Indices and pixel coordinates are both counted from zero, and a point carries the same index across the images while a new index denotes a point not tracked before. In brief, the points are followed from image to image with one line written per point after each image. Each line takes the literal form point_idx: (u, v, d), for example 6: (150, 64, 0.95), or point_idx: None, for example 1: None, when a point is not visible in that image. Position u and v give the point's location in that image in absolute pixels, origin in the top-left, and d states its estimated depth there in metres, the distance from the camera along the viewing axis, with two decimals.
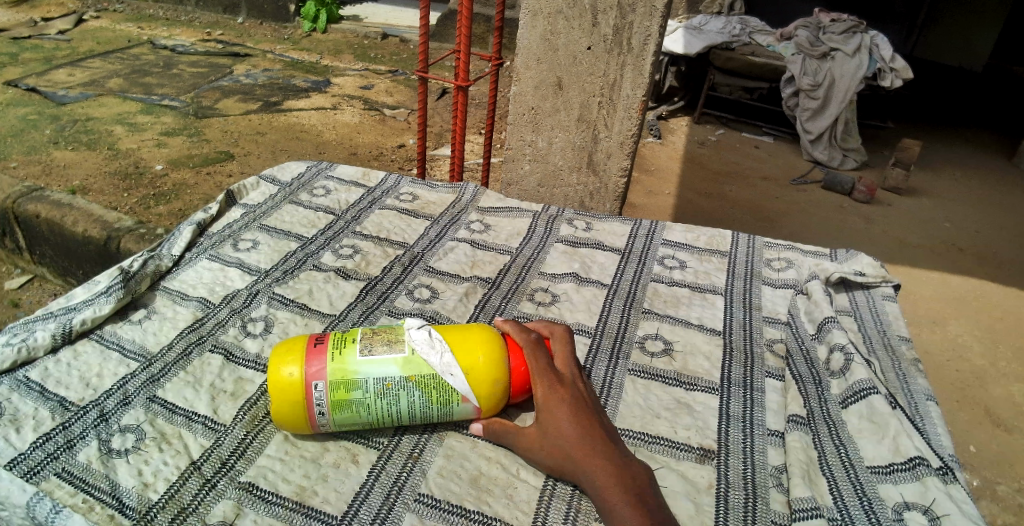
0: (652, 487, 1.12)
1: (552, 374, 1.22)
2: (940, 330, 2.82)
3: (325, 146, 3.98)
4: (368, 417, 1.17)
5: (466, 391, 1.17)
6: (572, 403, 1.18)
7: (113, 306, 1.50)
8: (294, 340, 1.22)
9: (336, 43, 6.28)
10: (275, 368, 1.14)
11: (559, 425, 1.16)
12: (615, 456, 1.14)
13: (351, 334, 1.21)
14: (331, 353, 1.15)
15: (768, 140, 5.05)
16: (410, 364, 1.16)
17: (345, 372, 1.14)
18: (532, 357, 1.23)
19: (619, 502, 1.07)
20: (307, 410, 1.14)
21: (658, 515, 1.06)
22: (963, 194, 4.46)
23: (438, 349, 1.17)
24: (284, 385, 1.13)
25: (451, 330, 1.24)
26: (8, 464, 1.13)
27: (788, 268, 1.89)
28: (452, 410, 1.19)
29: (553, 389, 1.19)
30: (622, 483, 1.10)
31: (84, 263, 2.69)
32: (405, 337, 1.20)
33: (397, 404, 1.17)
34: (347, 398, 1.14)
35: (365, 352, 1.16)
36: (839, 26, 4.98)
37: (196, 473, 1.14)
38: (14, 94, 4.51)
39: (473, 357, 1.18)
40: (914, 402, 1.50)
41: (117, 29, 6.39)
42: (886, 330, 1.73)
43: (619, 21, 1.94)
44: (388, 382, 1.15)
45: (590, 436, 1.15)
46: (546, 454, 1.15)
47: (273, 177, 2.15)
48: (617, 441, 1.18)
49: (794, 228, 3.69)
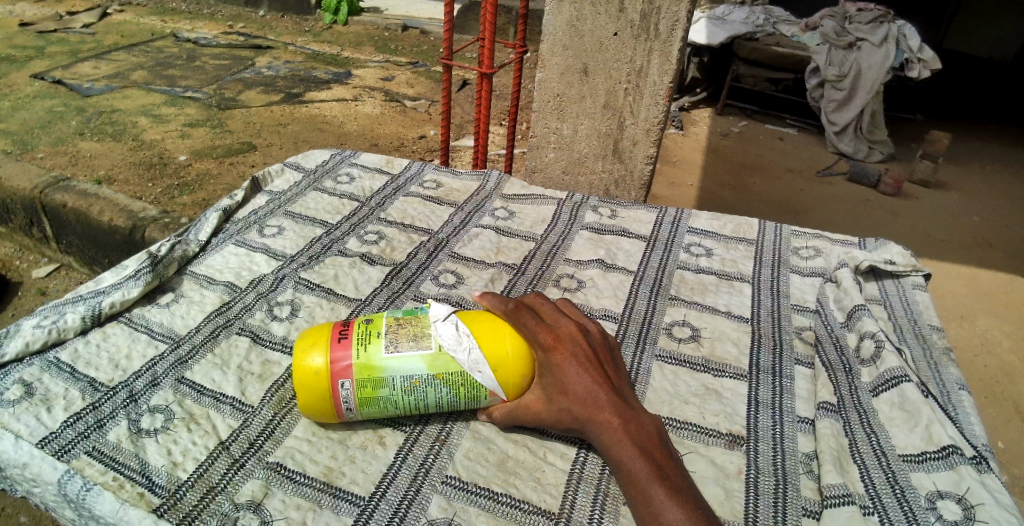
0: (660, 436, 1.12)
1: (542, 331, 1.17)
2: (969, 325, 2.76)
3: (346, 138, 3.99)
4: (395, 410, 1.17)
5: (495, 386, 1.15)
6: (570, 359, 1.16)
7: (141, 289, 1.51)
8: (318, 329, 1.20)
9: (357, 35, 6.29)
10: (301, 360, 1.13)
11: (559, 384, 1.15)
12: (621, 412, 1.13)
13: (376, 326, 1.18)
14: (356, 349, 1.13)
15: (792, 132, 4.97)
16: (437, 361, 1.14)
17: (372, 368, 1.12)
18: (521, 320, 1.19)
19: (630, 457, 1.08)
20: (334, 406, 1.14)
21: (668, 465, 1.07)
22: (993, 186, 4.34)
23: (465, 345, 1.15)
24: (310, 381, 1.12)
25: (476, 319, 1.21)
26: (40, 442, 1.15)
27: (816, 256, 1.85)
28: (480, 402, 1.19)
29: (549, 348, 1.16)
30: (630, 438, 1.10)
31: (109, 252, 2.73)
32: (431, 331, 1.17)
33: (425, 399, 1.16)
34: (375, 395, 1.14)
35: (391, 348, 1.14)
36: (866, 15, 4.88)
37: (224, 452, 1.15)
38: (40, 87, 4.59)
39: (501, 351, 1.15)
40: (946, 391, 1.46)
41: (141, 22, 6.47)
42: (916, 319, 1.69)
43: (647, 6, 1.91)
44: (415, 378, 1.14)
45: (593, 395, 1.14)
46: (551, 416, 1.15)
47: (297, 165, 2.16)
48: (619, 392, 1.18)
49: (819, 221, 3.63)
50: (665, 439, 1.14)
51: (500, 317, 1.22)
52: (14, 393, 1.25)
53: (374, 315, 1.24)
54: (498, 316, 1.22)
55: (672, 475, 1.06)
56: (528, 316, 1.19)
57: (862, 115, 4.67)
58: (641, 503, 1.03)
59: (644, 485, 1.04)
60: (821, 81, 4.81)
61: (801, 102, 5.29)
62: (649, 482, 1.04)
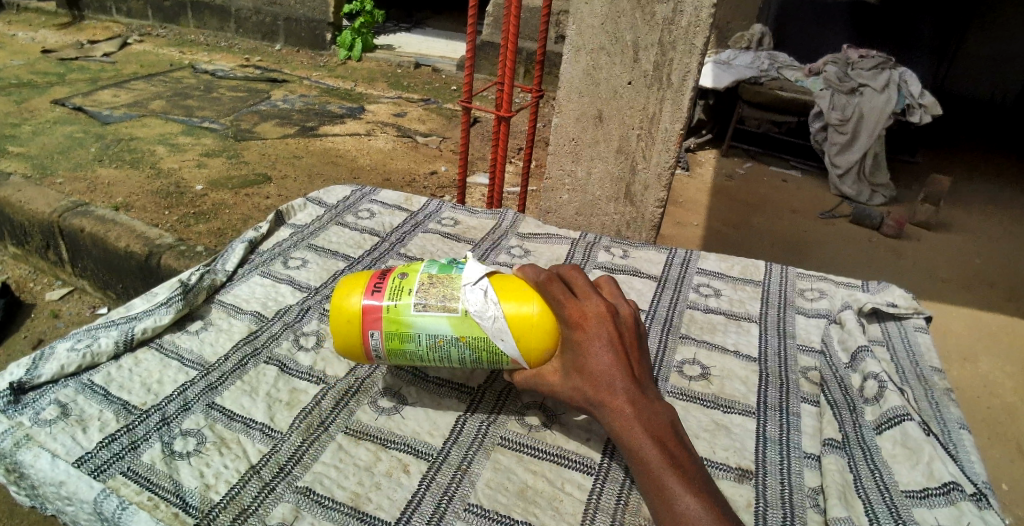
0: (673, 427, 1.17)
1: (572, 308, 1.20)
2: (973, 367, 2.79)
3: (359, 172, 4.09)
4: (422, 363, 1.28)
5: (516, 355, 1.22)
6: (595, 341, 1.19)
7: (172, 316, 1.57)
8: (357, 276, 1.32)
9: (370, 71, 6.48)
10: (337, 307, 1.25)
11: (580, 363, 1.20)
12: (637, 400, 1.17)
13: (409, 283, 1.27)
14: (386, 304, 1.24)
15: (796, 174, 5.07)
16: (462, 325, 1.22)
17: (400, 324, 1.23)
18: (550, 292, 1.22)
19: (644, 443, 1.13)
20: (364, 353, 1.27)
21: (681, 455, 1.13)
22: (996, 230, 4.41)
23: (490, 314, 1.21)
24: (343, 328, 1.25)
25: (507, 285, 1.26)
26: (77, 461, 1.20)
27: (820, 298, 1.91)
28: (502, 366, 1.26)
29: (574, 325, 1.20)
30: (644, 424, 1.14)
31: (125, 276, 2.80)
32: (460, 294, 1.24)
33: (449, 357, 1.25)
34: (402, 348, 1.24)
35: (419, 307, 1.23)
36: (869, 62, 5.04)
37: (255, 476, 1.20)
38: (61, 113, 4.74)
39: (527, 325, 1.21)
40: (948, 430, 1.51)
41: (160, 53, 6.68)
42: (918, 360, 1.74)
43: (660, 57, 2.02)
44: (440, 338, 1.23)
45: (613, 377, 1.18)
46: (567, 391, 1.21)
47: (319, 200, 2.24)
48: (638, 377, 1.21)
49: (823, 261, 3.69)
50: (678, 427, 1.19)
51: (531, 286, 1.26)
52: (50, 414, 1.30)
53: (411, 268, 1.33)
54: (529, 286, 1.26)
55: (682, 464, 1.11)
56: (558, 290, 1.21)
57: (865, 159, 4.77)
58: (651, 485, 1.10)
59: (655, 471, 1.10)
60: (824, 125, 4.94)
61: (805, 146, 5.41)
62: (660, 468, 1.10)
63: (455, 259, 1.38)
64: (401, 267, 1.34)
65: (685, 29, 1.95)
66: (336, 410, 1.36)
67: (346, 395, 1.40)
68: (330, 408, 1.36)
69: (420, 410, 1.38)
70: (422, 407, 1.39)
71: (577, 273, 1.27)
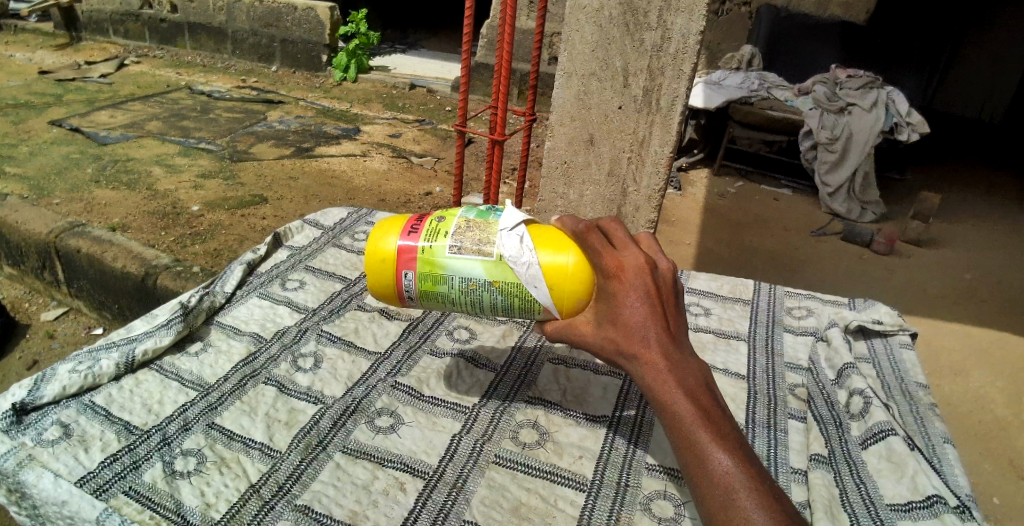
0: (709, 388, 1.04)
1: (609, 259, 1.14)
2: (963, 382, 2.83)
3: (355, 193, 4.13)
4: (453, 307, 1.31)
5: (549, 304, 1.24)
6: (631, 290, 1.10)
7: (172, 338, 1.60)
8: (395, 218, 1.37)
9: (366, 92, 6.56)
10: (374, 246, 1.30)
11: (613, 314, 1.12)
12: (672, 354, 1.05)
13: (446, 226, 1.32)
14: (421, 245, 1.28)
15: (786, 193, 5.14)
16: (496, 269, 1.26)
17: (434, 265, 1.27)
18: (587, 241, 1.18)
19: (676, 398, 1.01)
20: (396, 292, 1.31)
21: (716, 413, 1.01)
22: (984, 246, 4.48)
23: (525, 261, 1.24)
24: (378, 267, 1.30)
25: (544, 234, 1.29)
26: (79, 481, 1.22)
27: (807, 316, 1.96)
28: (533, 315, 1.29)
29: (610, 276, 1.13)
30: (678, 378, 1.03)
31: (121, 297, 2.82)
32: (495, 239, 1.28)
33: (480, 301, 1.29)
34: (433, 289, 1.29)
35: (454, 249, 1.27)
36: (856, 82, 5.14)
37: (255, 495, 1.22)
38: (58, 134, 4.78)
39: (562, 275, 1.23)
40: (932, 445, 1.55)
41: (157, 74, 6.75)
42: (904, 377, 1.78)
43: (649, 83, 2.08)
44: (473, 281, 1.27)
45: (647, 328, 1.07)
46: (599, 343, 1.14)
47: (316, 222, 2.29)
48: (677, 333, 1.09)
49: (813, 279, 3.74)
50: (714, 389, 1.06)
51: (568, 236, 1.27)
52: (53, 434, 1.32)
53: (448, 212, 1.37)
54: (566, 235, 1.27)
55: (717, 423, 1.00)
56: (595, 240, 1.17)
57: (854, 177, 4.86)
58: (681, 443, 0.98)
59: (686, 427, 0.99)
60: (814, 144, 5.03)
61: (795, 165, 5.50)
62: (691, 424, 0.98)
63: (492, 207, 1.42)
64: (438, 211, 1.39)
65: (673, 56, 2.01)
66: (334, 429, 1.39)
67: (344, 415, 1.43)
68: (329, 428, 1.39)
69: (416, 429, 1.41)
70: (418, 426, 1.42)
71: (617, 224, 1.19)
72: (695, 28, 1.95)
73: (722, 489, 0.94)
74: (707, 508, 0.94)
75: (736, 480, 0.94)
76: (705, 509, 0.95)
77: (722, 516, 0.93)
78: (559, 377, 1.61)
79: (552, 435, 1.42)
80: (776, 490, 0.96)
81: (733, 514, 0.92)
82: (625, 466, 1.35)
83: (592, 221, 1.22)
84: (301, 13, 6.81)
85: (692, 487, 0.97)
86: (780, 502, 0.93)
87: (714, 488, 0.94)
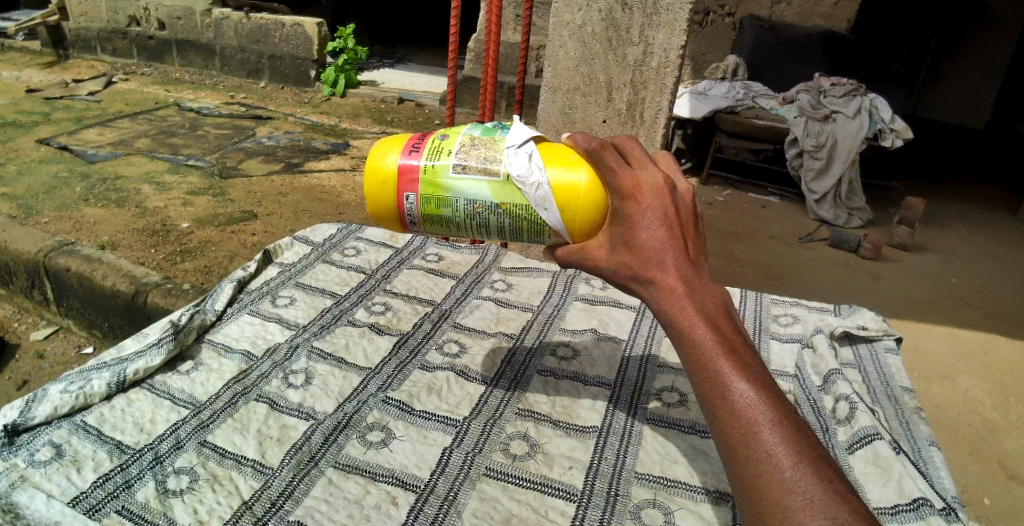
0: (732, 317, 0.93)
1: (626, 180, 1.03)
2: (951, 384, 2.86)
3: (345, 207, 4.14)
4: (457, 231, 1.32)
5: (560, 226, 1.22)
6: (648, 211, 0.99)
7: (163, 357, 1.61)
8: (396, 139, 1.36)
9: (355, 107, 6.59)
10: (375, 166, 1.30)
11: (627, 235, 1.00)
12: (692, 278, 0.93)
13: (449, 147, 1.30)
14: (423, 165, 1.28)
15: (774, 200, 5.20)
16: (503, 191, 1.25)
17: (438, 187, 1.27)
18: (601, 160, 1.08)
19: (696, 325, 0.89)
20: (400, 217, 1.32)
21: (738, 343, 0.89)
22: (969, 250, 4.55)
23: (534, 181, 1.21)
24: (379, 189, 1.30)
25: (555, 152, 1.25)
26: (71, 501, 1.22)
27: (794, 323, 1.99)
28: (544, 238, 1.28)
29: (625, 196, 1.02)
30: (697, 303, 0.91)
31: (111, 315, 2.81)
32: (502, 158, 1.26)
33: (486, 223, 1.29)
34: (437, 213, 1.29)
35: (458, 170, 1.26)
36: (840, 90, 5.23)
37: (247, 512, 1.22)
38: (45, 152, 4.77)
39: (573, 196, 1.18)
40: (918, 448, 1.57)
41: (145, 92, 6.76)
42: (889, 381, 1.81)
43: (633, 97, 2.13)
44: (480, 203, 1.27)
45: (666, 250, 0.95)
46: (611, 267, 1.01)
47: (306, 238, 2.30)
48: (698, 258, 0.97)
49: (801, 286, 3.78)
50: (737, 319, 0.94)
51: (579, 154, 1.22)
52: (45, 455, 1.33)
53: (452, 131, 1.36)
54: (577, 153, 1.22)
55: (739, 352, 0.88)
56: (610, 159, 1.07)
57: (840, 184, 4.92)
58: (699, 372, 0.87)
59: (705, 354, 0.87)
60: (799, 151, 5.08)
61: (781, 172, 5.57)
62: (711, 352, 0.87)
63: (499, 125, 1.40)
64: (442, 130, 1.37)
65: (656, 71, 2.06)
66: (326, 445, 1.39)
67: (336, 430, 1.44)
68: (321, 444, 1.40)
69: (407, 443, 1.42)
70: (410, 440, 1.43)
71: (634, 142, 1.10)
72: (676, 42, 2.00)
73: (743, 421, 0.83)
74: (725, 442, 0.84)
75: (758, 412, 0.83)
76: (725, 444, 0.84)
77: (743, 452, 0.82)
78: (549, 388, 1.63)
79: (542, 446, 1.43)
80: (802, 423, 0.85)
81: (756, 447, 0.81)
82: (616, 476, 1.37)
83: (607, 139, 1.13)
84: (289, 29, 6.84)
85: (710, 419, 0.86)
86: (806, 436, 0.83)
87: (735, 420, 0.83)
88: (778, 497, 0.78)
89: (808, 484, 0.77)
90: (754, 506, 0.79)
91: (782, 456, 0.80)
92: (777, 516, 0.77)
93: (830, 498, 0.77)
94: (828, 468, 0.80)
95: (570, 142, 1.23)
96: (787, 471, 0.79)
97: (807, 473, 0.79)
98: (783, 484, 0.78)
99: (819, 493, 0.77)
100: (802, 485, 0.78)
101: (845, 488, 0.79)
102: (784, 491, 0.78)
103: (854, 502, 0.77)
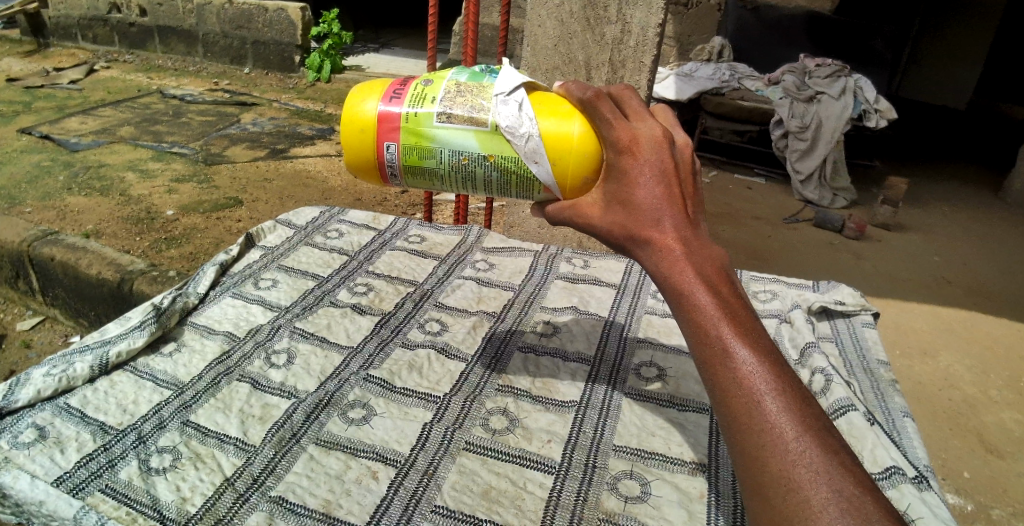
0: (732, 279, 0.93)
1: (623, 135, 1.04)
2: (932, 361, 2.91)
3: (331, 193, 4.11)
4: (441, 183, 1.33)
5: (550, 181, 1.23)
6: (645, 169, 1.00)
7: (146, 339, 1.61)
8: (376, 84, 1.35)
9: (340, 92, 6.52)
10: (355, 113, 1.30)
11: (624, 194, 1.00)
12: (688, 238, 0.93)
13: (432, 94, 1.30)
14: (405, 113, 1.28)
15: (759, 181, 5.23)
16: (489, 142, 1.26)
17: (420, 137, 1.28)
18: (598, 112, 1.09)
19: (695, 290, 0.89)
20: (380, 168, 1.33)
21: (737, 306, 0.89)
22: (952, 229, 4.60)
23: (524, 132, 1.21)
24: (359, 136, 1.30)
25: (546, 101, 1.25)
26: (56, 481, 1.23)
27: (772, 299, 2.04)
28: (534, 194, 1.29)
29: (622, 151, 1.03)
30: (696, 265, 0.91)
31: (96, 304, 2.80)
32: (490, 107, 1.26)
33: (471, 174, 1.30)
34: (419, 164, 1.31)
35: (443, 119, 1.27)
36: (824, 70, 5.25)
37: (230, 488, 1.24)
38: (27, 142, 4.71)
39: (565, 147, 1.19)
40: (892, 419, 1.61)
41: (127, 79, 6.66)
42: (865, 354, 1.85)
43: (611, 75, 2.15)
44: (466, 154, 1.28)
45: (663, 210, 0.96)
46: (606, 226, 1.02)
47: (288, 221, 2.29)
48: (693, 219, 0.97)
49: (785, 265, 3.81)
50: (735, 281, 0.94)
51: (572, 104, 1.22)
52: (28, 437, 1.33)
53: (436, 76, 1.35)
54: (570, 104, 1.22)
55: (741, 318, 0.88)
56: (606, 110, 1.08)
57: (824, 165, 4.94)
58: (700, 339, 0.87)
59: (705, 320, 0.87)
60: (784, 132, 5.12)
61: (766, 153, 5.60)
62: (711, 316, 0.87)
63: (487, 70, 1.40)
64: (425, 75, 1.37)
65: (634, 49, 2.09)
66: (307, 422, 1.41)
67: (317, 408, 1.45)
68: (302, 421, 1.41)
69: (388, 420, 1.44)
70: (390, 416, 1.45)
71: (630, 93, 1.11)
72: (654, 20, 2.03)
73: (745, 390, 0.83)
74: (726, 412, 0.83)
75: (760, 380, 0.83)
76: (725, 411, 0.84)
77: (744, 419, 0.82)
78: (529, 364, 1.65)
79: (521, 421, 1.46)
80: (804, 392, 0.86)
81: (758, 417, 0.81)
82: (594, 448, 1.39)
83: (602, 89, 1.13)
84: (273, 13, 6.76)
85: (711, 387, 0.86)
86: (809, 406, 0.83)
87: (736, 387, 0.83)
88: (781, 467, 0.78)
89: (812, 456, 0.78)
90: (758, 477, 0.80)
91: (786, 426, 0.80)
92: (780, 488, 0.77)
93: (834, 469, 0.77)
94: (831, 440, 0.80)
95: (563, 92, 1.23)
96: (791, 442, 0.79)
97: (810, 444, 0.79)
98: (787, 456, 0.78)
99: (822, 465, 0.77)
100: (805, 457, 0.78)
101: (847, 458, 0.80)
102: (788, 461, 0.78)
103: (859, 475, 0.78)
